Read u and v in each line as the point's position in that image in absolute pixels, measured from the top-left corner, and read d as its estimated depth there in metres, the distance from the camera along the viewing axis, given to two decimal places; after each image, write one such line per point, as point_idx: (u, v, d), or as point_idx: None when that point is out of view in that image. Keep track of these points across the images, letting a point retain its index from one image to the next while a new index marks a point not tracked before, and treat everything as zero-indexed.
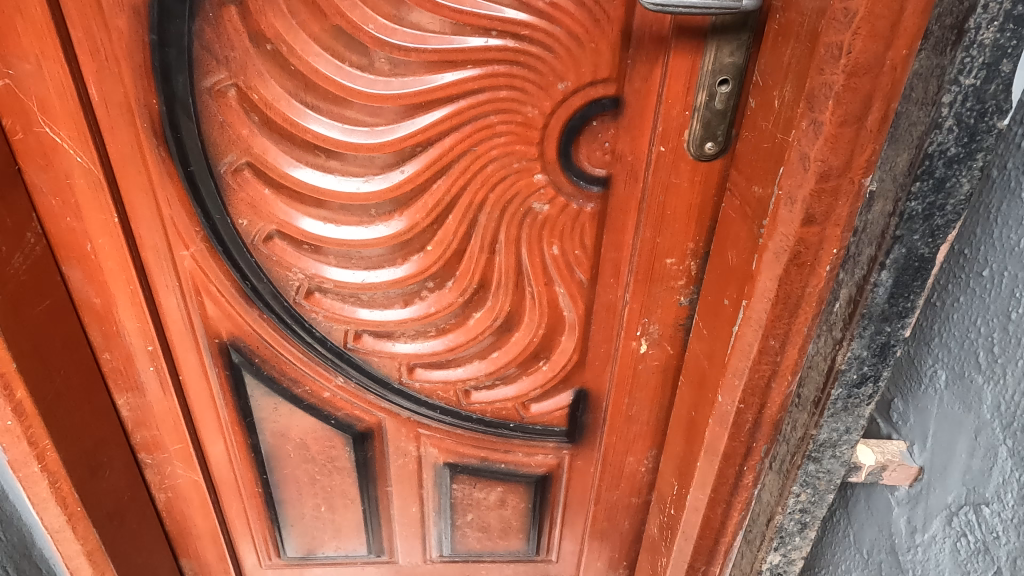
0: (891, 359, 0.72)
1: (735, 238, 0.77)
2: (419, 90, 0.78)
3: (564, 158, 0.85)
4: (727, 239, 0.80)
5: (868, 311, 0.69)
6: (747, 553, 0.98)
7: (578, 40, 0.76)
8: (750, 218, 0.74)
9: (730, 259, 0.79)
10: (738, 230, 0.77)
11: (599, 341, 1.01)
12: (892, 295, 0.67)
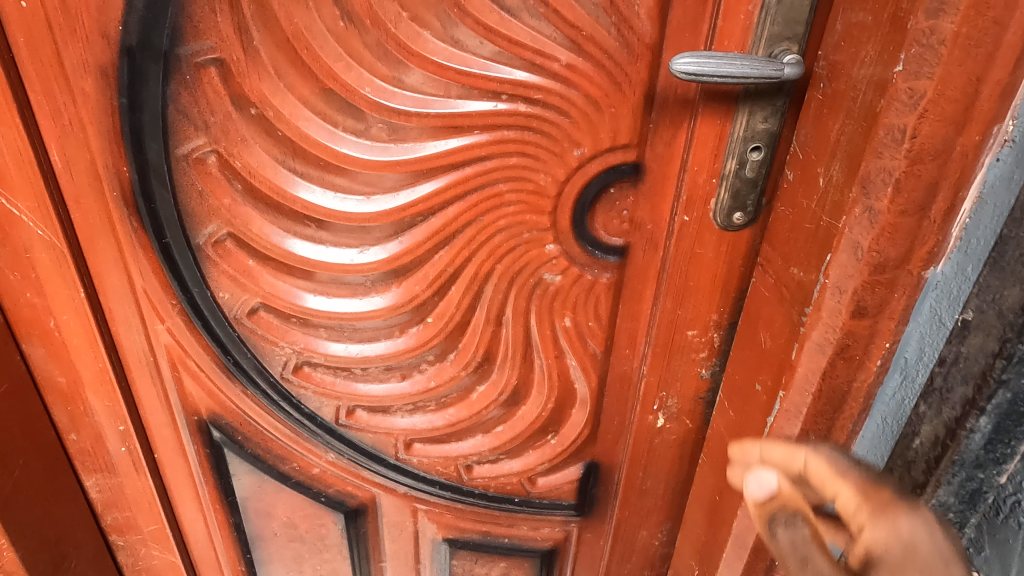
0: (986, 508, 0.62)
1: (771, 320, 0.70)
2: (421, 157, 0.71)
3: (579, 227, 0.77)
4: (758, 319, 0.72)
5: (960, 457, 0.61)
6: None
7: (597, 105, 0.69)
8: (788, 301, 0.67)
9: (764, 342, 0.72)
10: (774, 314, 0.69)
11: (612, 414, 0.94)
12: (989, 441, 0.60)
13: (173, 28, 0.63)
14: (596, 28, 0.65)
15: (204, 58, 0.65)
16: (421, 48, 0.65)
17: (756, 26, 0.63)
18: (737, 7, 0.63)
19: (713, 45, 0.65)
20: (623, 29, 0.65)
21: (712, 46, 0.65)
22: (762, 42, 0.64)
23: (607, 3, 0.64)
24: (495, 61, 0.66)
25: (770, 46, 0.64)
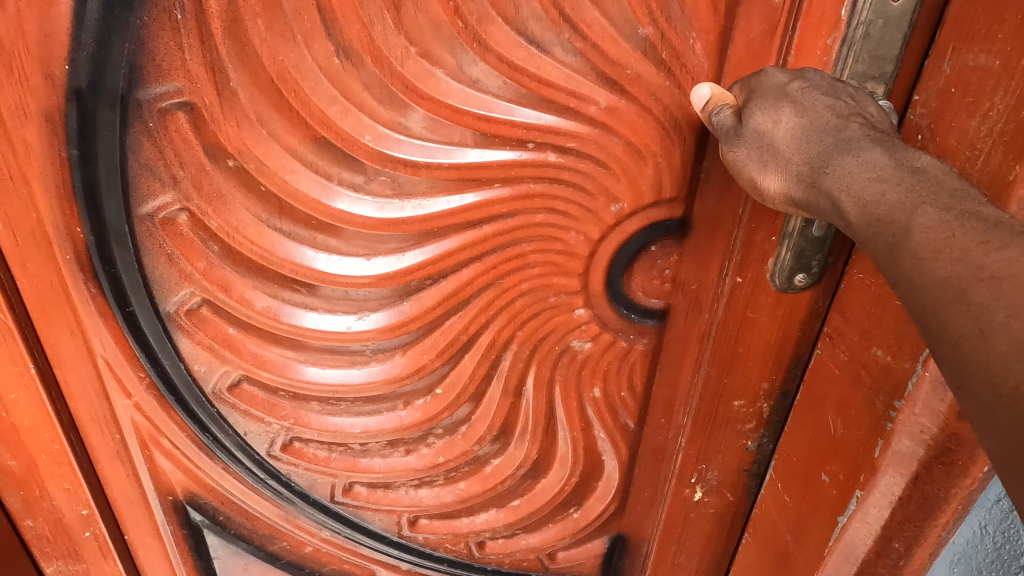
0: None
1: (846, 406, 0.59)
2: (432, 215, 0.60)
3: (613, 290, 0.67)
4: (825, 397, 0.61)
5: None
6: None
7: (640, 154, 0.58)
8: (867, 386, 0.56)
9: (832, 427, 0.61)
10: (849, 397, 0.58)
11: (643, 486, 0.83)
12: None
13: (131, 67, 0.52)
14: (643, 65, 0.54)
15: (170, 102, 0.54)
16: (432, 91, 0.54)
17: (834, 63, 0.53)
18: (813, 43, 0.52)
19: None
20: (675, 67, 0.54)
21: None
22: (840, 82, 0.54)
23: (657, 36, 0.53)
24: (521, 104, 0.55)
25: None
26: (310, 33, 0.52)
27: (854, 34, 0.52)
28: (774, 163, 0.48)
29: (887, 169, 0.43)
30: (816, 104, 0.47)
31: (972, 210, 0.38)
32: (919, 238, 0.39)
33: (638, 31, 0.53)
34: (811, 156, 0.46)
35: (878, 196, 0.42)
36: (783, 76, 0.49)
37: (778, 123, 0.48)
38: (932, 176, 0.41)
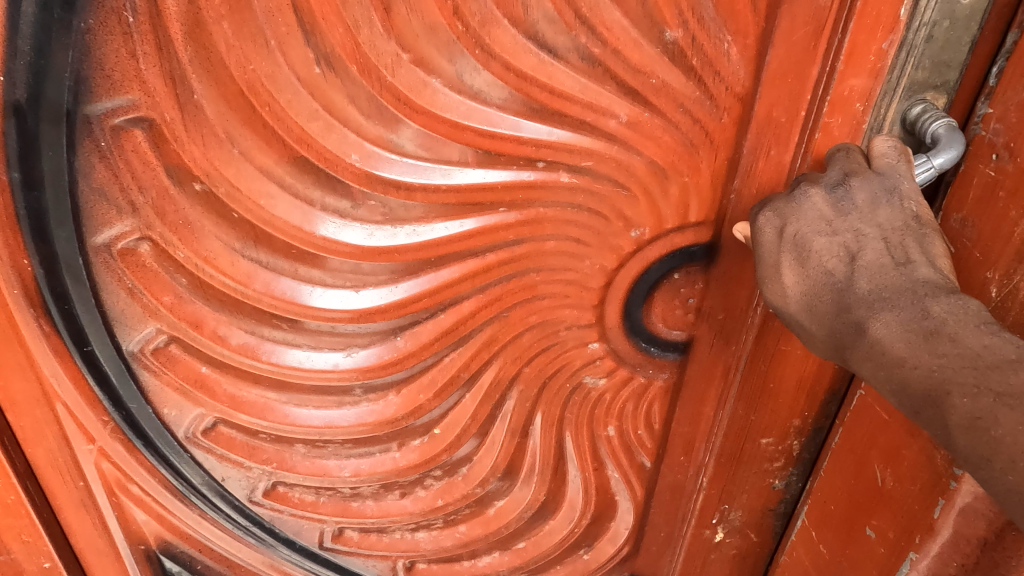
0: None
1: (896, 457, 0.52)
2: (429, 243, 0.53)
3: (631, 322, 0.60)
4: (869, 447, 0.55)
5: None
6: None
7: (664, 173, 0.51)
8: (921, 437, 0.50)
9: (879, 478, 0.54)
10: (899, 448, 0.52)
11: (659, 526, 0.76)
12: None
13: (78, 78, 0.44)
14: (670, 73, 0.47)
15: (124, 117, 0.46)
16: (428, 105, 0.47)
17: (887, 72, 0.46)
18: (867, 47, 0.45)
19: (831, 97, 0.47)
20: (706, 75, 0.47)
21: (826, 99, 0.47)
22: (897, 91, 0.47)
23: (687, 40, 0.46)
24: (530, 118, 0.48)
25: (908, 97, 0.47)
26: (286, 38, 0.44)
27: (915, 37, 0.45)
28: (801, 333, 0.45)
29: (905, 341, 0.38)
30: (817, 260, 0.42)
31: (1006, 394, 0.34)
32: (960, 441, 0.36)
33: (666, 34, 0.46)
34: (829, 326, 0.42)
35: (902, 381, 0.38)
36: (773, 221, 0.44)
37: (787, 291, 0.44)
38: (955, 342, 0.36)
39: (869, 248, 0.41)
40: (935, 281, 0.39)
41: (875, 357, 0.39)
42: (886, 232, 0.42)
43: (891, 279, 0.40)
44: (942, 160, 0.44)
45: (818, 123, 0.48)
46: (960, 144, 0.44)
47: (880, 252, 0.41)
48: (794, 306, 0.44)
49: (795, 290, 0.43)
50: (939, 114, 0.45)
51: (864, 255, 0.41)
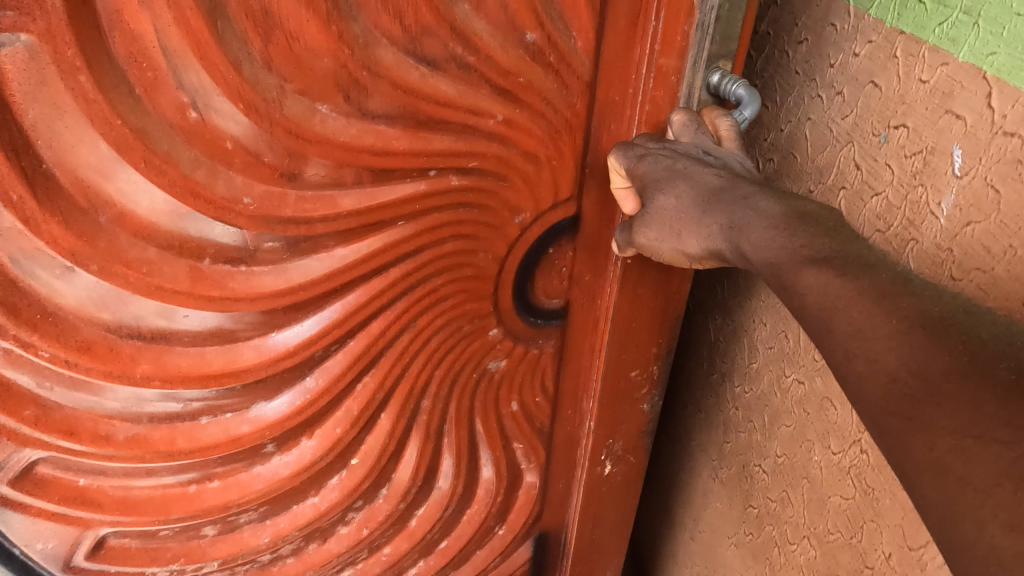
0: None
1: None
2: (332, 272, 0.51)
3: (519, 301, 0.65)
4: None
5: None
6: None
7: (537, 161, 0.57)
8: None
9: None
10: None
11: (558, 478, 0.82)
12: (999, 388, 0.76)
13: None
14: (532, 72, 0.52)
15: None
16: (320, 132, 0.46)
17: (692, 49, 0.54)
18: (674, 30, 0.53)
19: (655, 73, 0.54)
20: (560, 68, 0.54)
21: (650, 75, 0.54)
22: (703, 63, 0.55)
23: (543, 40, 0.52)
24: (419, 131, 0.50)
25: (709, 67, 0.55)
26: (152, 84, 0.41)
27: (710, 19, 0.53)
28: (685, 231, 0.50)
29: (776, 214, 0.43)
30: (698, 171, 0.49)
31: (840, 254, 0.38)
32: (804, 285, 0.39)
33: (526, 36, 0.51)
34: (713, 216, 0.48)
35: (770, 245, 0.42)
36: (656, 153, 0.52)
37: (672, 197, 0.50)
38: (815, 216, 0.42)
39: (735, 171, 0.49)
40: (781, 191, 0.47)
41: (754, 232, 0.44)
42: (741, 171, 0.51)
43: (760, 184, 0.47)
44: (748, 114, 0.54)
45: (647, 97, 0.55)
46: (757, 98, 0.54)
47: (743, 175, 0.49)
48: (679, 208, 0.50)
49: (684, 195, 0.49)
50: (732, 75, 0.55)
51: (734, 173, 0.49)
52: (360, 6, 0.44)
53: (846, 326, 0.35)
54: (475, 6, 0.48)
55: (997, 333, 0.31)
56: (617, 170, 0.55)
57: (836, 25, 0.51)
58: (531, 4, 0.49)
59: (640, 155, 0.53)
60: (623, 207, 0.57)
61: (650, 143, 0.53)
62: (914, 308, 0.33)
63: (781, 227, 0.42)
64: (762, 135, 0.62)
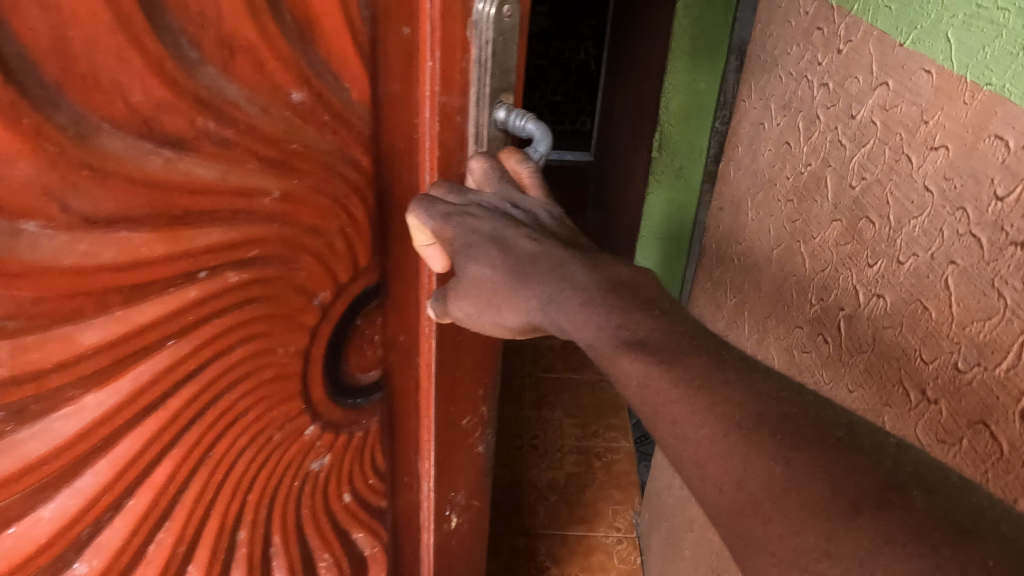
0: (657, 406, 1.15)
1: None
2: (85, 428, 0.39)
3: (333, 385, 0.56)
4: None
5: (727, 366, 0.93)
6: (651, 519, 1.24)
7: (328, 232, 0.49)
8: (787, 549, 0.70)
9: None
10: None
11: (403, 549, 0.75)
12: None
13: None
14: (305, 135, 0.44)
15: None
16: (30, 262, 0.34)
17: (473, 86, 0.49)
18: (453, 66, 0.48)
19: (439, 114, 0.49)
20: (338, 126, 0.46)
21: (434, 119, 0.49)
22: (486, 100, 0.49)
23: (312, 98, 0.44)
24: (174, 228, 0.39)
25: (493, 103, 0.50)
26: None
27: (486, 54, 0.48)
28: (503, 303, 0.46)
29: (592, 286, 0.41)
30: (512, 236, 0.46)
31: (654, 339, 0.35)
32: (624, 372, 0.35)
33: (291, 96, 0.42)
34: (528, 285, 0.44)
35: (588, 318, 0.39)
36: (462, 213, 0.47)
37: (487, 264, 0.46)
38: (628, 289, 0.40)
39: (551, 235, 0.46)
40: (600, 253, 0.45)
41: (571, 306, 0.40)
42: (559, 235, 0.47)
43: (577, 250, 0.44)
44: (544, 150, 0.51)
45: (435, 143, 0.50)
46: (548, 134, 0.51)
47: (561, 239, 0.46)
48: (495, 278, 0.46)
49: (497, 260, 0.46)
50: (517, 110, 0.50)
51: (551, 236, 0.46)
52: (61, 87, 0.32)
53: (667, 420, 0.32)
54: (221, 67, 0.39)
55: (814, 425, 0.29)
56: (415, 228, 0.49)
57: (1000, 140, 0.40)
58: (289, 59, 0.41)
59: (444, 214, 0.47)
60: (433, 266, 0.51)
61: (455, 200, 0.48)
62: (730, 406, 0.31)
63: (598, 298, 0.40)
64: (869, 259, 0.53)
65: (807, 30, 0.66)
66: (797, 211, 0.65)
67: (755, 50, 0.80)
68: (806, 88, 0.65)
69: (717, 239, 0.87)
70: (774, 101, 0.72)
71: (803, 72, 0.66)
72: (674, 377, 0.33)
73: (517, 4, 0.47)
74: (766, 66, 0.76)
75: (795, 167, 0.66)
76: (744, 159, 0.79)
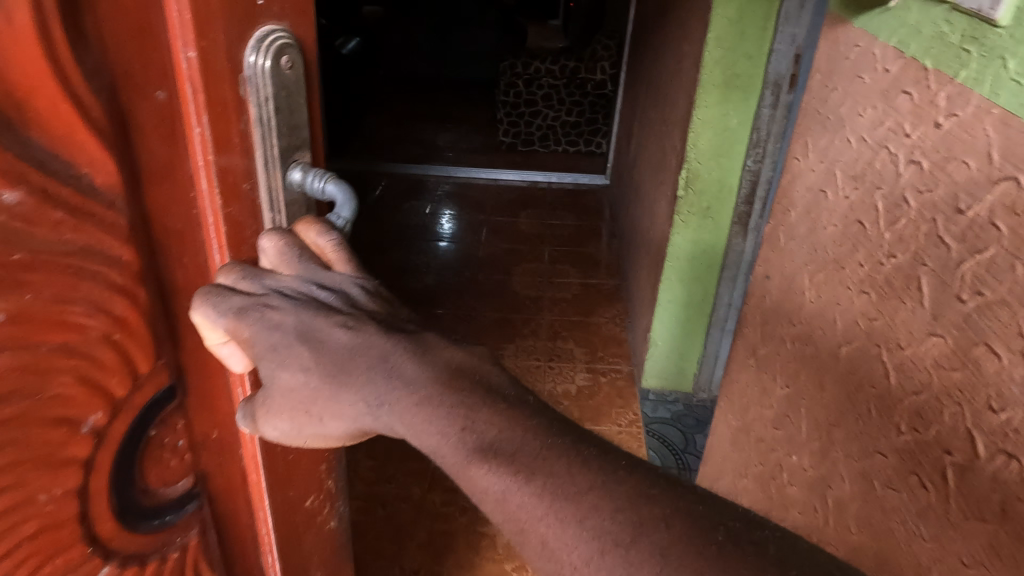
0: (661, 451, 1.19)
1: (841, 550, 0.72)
2: None
3: (128, 513, 0.44)
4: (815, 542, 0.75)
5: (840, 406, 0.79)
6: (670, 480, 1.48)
7: (88, 347, 0.37)
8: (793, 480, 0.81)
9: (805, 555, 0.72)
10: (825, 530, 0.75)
11: None
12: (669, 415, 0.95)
13: None
14: (31, 241, 0.33)
15: None
16: None
17: (258, 147, 0.43)
18: (228, 129, 0.41)
19: (219, 187, 0.42)
20: (82, 220, 0.35)
21: (214, 190, 0.42)
22: (277, 162, 0.44)
23: (34, 196, 0.33)
24: None
25: (285, 163, 0.45)
26: None
27: (267, 110, 0.42)
28: (321, 412, 0.42)
29: (427, 385, 0.41)
30: (323, 329, 0.42)
31: (505, 444, 0.39)
32: (481, 484, 0.38)
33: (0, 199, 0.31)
34: (351, 389, 0.41)
35: (435, 423, 0.40)
36: (262, 307, 0.42)
37: (302, 366, 0.42)
38: (463, 383, 0.42)
39: (367, 316, 0.44)
40: (425, 331, 0.45)
41: (408, 410, 0.41)
42: (375, 311, 0.45)
43: (398, 335, 0.43)
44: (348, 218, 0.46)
45: (220, 217, 0.43)
46: (353, 196, 0.46)
47: (378, 317, 0.44)
48: (312, 383, 0.42)
49: (309, 360, 0.42)
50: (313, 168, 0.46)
51: (367, 316, 0.44)
52: None
53: (535, 538, 0.37)
54: None
55: (688, 522, 0.36)
56: (201, 324, 0.42)
57: None
58: None
59: (238, 310, 0.42)
60: (230, 366, 0.44)
61: (249, 289, 0.42)
62: (599, 515, 0.36)
63: (437, 397, 0.41)
64: (991, 400, 0.42)
65: (890, 85, 0.56)
66: (878, 307, 0.55)
67: (810, 104, 0.72)
68: (887, 164, 0.56)
69: (764, 312, 0.81)
70: (879, 134, 0.57)
71: (885, 144, 0.56)
72: (534, 489, 0.37)
73: (298, 54, 0.43)
74: (827, 124, 0.67)
75: (869, 253, 0.58)
76: (802, 228, 0.72)
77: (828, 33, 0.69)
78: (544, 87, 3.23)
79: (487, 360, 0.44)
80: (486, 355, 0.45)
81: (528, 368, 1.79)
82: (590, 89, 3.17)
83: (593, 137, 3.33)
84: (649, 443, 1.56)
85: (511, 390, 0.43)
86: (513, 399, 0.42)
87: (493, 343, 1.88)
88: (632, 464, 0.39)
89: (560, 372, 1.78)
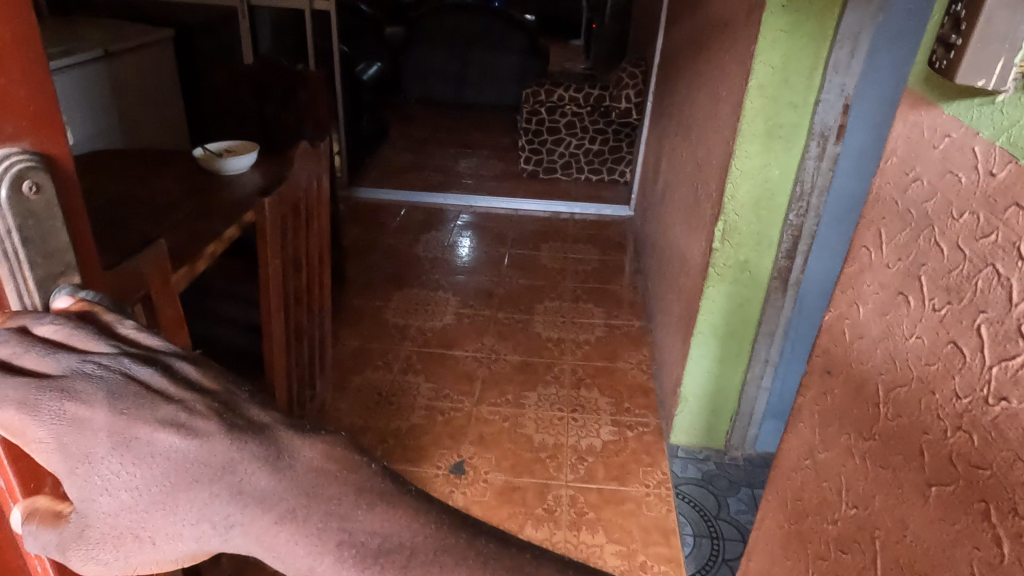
0: None
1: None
2: None
3: None
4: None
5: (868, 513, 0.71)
6: (723, 540, 1.40)
7: None
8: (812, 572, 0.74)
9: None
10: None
11: None
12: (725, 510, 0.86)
13: None
14: None
15: None
16: None
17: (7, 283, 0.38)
18: None
19: None
20: None
21: None
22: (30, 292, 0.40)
23: None
24: None
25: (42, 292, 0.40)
26: None
27: (12, 245, 0.37)
28: (150, 534, 0.37)
29: (289, 494, 0.38)
30: (150, 433, 0.37)
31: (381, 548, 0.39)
32: None
33: None
34: (190, 504, 0.37)
35: (292, 537, 0.38)
36: (63, 396, 0.36)
37: (124, 478, 0.36)
38: (333, 485, 0.40)
39: (204, 401, 0.39)
40: (271, 411, 0.42)
41: (260, 524, 0.38)
42: (209, 389, 0.41)
43: (244, 431, 0.39)
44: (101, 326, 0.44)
45: None
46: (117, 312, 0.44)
47: (215, 400, 0.40)
48: (138, 500, 0.36)
49: (141, 471, 0.36)
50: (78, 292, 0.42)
51: (203, 400, 0.39)
52: None
53: None
54: None
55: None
56: None
57: None
58: None
59: (25, 399, 0.36)
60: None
61: (38, 369, 0.37)
62: None
63: (291, 506, 0.38)
64: None
65: (995, 194, 0.48)
66: (985, 453, 0.47)
67: (885, 189, 0.64)
68: (992, 285, 0.48)
69: (825, 408, 0.73)
70: (984, 248, 0.49)
71: (989, 261, 0.48)
72: None
73: (43, 173, 0.39)
74: (911, 219, 0.59)
75: (966, 382, 0.50)
76: (874, 329, 0.64)
77: (908, 114, 0.61)
78: (568, 114, 3.17)
79: (353, 450, 0.42)
80: (352, 444, 0.43)
81: (550, 419, 1.70)
82: (614, 117, 3.10)
83: (617, 164, 3.26)
84: (679, 506, 1.47)
85: (375, 480, 0.41)
86: (381, 495, 0.41)
87: (514, 390, 1.80)
88: (474, 544, 0.41)
89: (584, 426, 1.69)
